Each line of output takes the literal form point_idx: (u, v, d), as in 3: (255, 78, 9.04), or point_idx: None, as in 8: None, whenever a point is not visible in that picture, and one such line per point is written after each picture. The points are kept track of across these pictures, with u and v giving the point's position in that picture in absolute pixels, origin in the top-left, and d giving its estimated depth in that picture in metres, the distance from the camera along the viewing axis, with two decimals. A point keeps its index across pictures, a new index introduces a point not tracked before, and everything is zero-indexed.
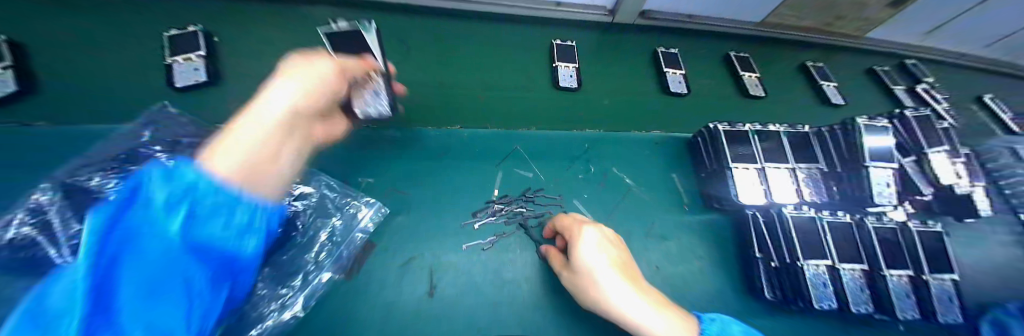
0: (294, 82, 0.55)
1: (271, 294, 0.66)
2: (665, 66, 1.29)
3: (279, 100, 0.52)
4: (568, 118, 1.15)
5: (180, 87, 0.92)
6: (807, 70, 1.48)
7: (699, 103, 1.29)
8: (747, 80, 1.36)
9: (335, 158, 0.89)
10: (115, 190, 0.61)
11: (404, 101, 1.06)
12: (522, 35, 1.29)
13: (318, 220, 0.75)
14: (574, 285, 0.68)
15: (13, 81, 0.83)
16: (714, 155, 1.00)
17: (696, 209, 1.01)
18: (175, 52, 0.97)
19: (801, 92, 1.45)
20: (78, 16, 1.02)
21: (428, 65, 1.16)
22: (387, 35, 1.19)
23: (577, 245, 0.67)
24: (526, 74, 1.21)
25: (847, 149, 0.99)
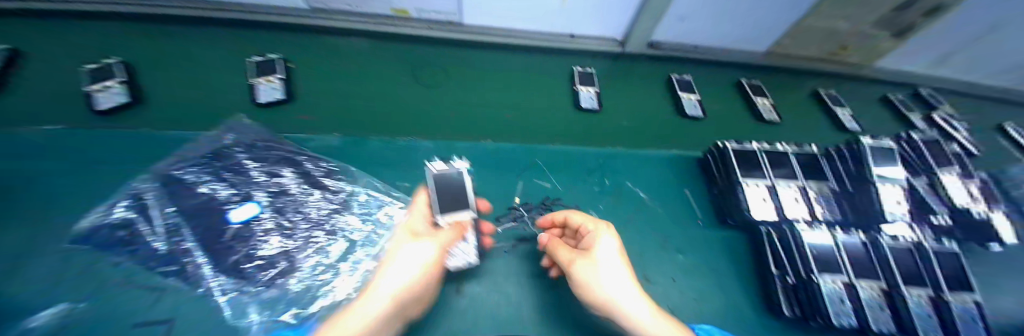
0: (396, 272, 0.66)
1: (320, 281, 0.75)
2: (680, 91, 1.37)
3: (378, 297, 0.62)
4: (589, 136, 1.22)
5: (262, 104, 1.03)
6: (820, 98, 1.53)
7: (712, 126, 1.34)
8: (761, 107, 1.42)
9: (373, 163, 0.98)
10: (202, 187, 0.77)
11: (438, 117, 1.16)
12: (546, 60, 1.40)
13: (364, 213, 0.86)
14: (592, 276, 0.67)
15: (125, 93, 0.98)
16: (724, 172, 1.05)
17: (712, 225, 1.06)
18: (258, 74, 1.09)
19: (816, 117, 1.49)
20: (162, 38, 1.18)
21: (456, 87, 1.25)
22: (424, 58, 1.30)
23: (603, 240, 0.71)
24: (550, 95, 1.31)
25: (855, 168, 1.05)
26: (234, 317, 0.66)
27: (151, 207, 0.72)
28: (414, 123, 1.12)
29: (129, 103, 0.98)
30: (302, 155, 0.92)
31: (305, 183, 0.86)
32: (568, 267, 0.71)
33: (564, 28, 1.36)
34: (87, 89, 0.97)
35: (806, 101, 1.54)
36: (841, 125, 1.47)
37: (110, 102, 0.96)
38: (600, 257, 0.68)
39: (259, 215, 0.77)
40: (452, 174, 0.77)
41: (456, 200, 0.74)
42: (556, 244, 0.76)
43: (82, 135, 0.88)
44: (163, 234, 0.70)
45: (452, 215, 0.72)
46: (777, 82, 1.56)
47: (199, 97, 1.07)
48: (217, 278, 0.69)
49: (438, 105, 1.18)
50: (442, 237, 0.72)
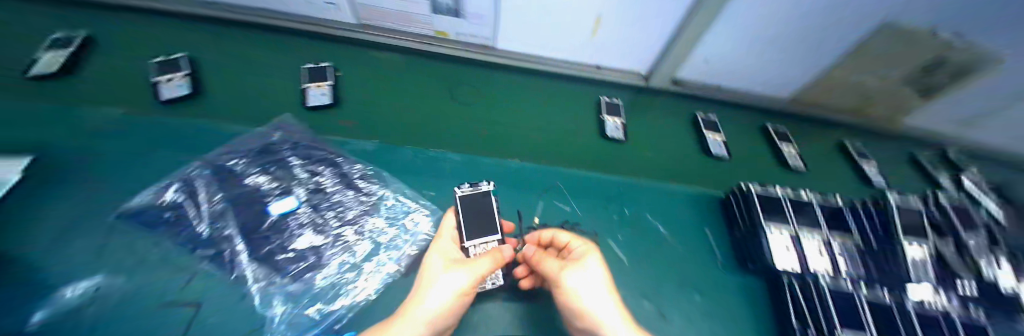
0: (436, 296, 0.67)
1: (344, 279, 0.77)
2: (705, 129, 1.39)
3: (417, 319, 0.65)
4: (612, 164, 1.23)
5: (310, 107, 1.07)
6: (846, 149, 1.55)
7: (731, 168, 1.35)
8: (788, 154, 1.43)
9: (402, 170, 1.02)
10: (250, 178, 0.83)
11: (468, 129, 1.19)
12: (574, 88, 1.46)
13: (391, 217, 0.89)
14: (580, 284, 0.71)
15: (187, 85, 1.08)
16: (747, 216, 1.05)
17: (731, 267, 1.06)
18: (311, 80, 1.15)
19: (839, 169, 1.50)
20: (223, 37, 1.29)
21: (481, 106, 1.28)
22: (458, 75, 1.36)
23: (591, 255, 0.78)
24: (577, 121, 1.35)
25: (882, 224, 1.07)
26: (260, 307, 0.70)
27: (195, 189, 0.78)
28: (441, 136, 1.14)
29: (190, 94, 1.07)
30: (341, 157, 0.97)
31: (341, 184, 0.90)
32: (556, 275, 0.73)
33: (591, 58, 1.39)
34: (155, 79, 1.08)
35: (830, 153, 1.55)
36: (866, 178, 1.47)
37: (174, 93, 1.06)
38: (588, 268, 0.74)
39: (296, 209, 0.81)
40: (478, 200, 0.88)
41: (482, 225, 0.85)
42: (544, 256, 0.79)
43: (163, 125, 1.02)
44: (207, 219, 0.74)
45: (480, 239, 0.83)
46: (805, 130, 1.59)
47: (250, 93, 1.16)
48: (250, 266, 0.72)
49: (469, 120, 1.22)
50: (479, 268, 0.72)
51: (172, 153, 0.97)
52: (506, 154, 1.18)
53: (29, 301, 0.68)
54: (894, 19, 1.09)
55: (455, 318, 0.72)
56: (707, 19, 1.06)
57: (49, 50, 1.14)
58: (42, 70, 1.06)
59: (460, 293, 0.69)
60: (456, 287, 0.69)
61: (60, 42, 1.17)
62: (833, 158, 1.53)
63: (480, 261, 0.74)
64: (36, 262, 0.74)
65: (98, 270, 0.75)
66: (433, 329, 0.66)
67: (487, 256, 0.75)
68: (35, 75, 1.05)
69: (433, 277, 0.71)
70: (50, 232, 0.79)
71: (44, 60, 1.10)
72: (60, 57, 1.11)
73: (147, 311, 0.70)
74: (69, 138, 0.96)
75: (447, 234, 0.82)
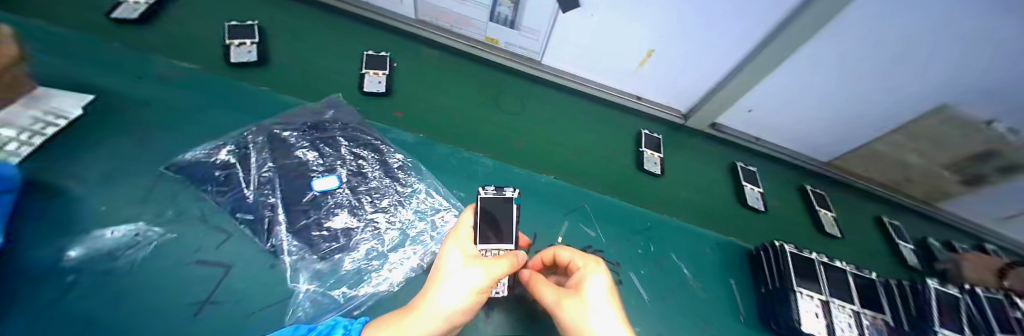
0: (450, 293, 0.60)
1: (370, 265, 0.77)
2: (744, 181, 1.38)
3: (429, 315, 0.58)
4: (641, 196, 1.23)
5: (365, 92, 1.15)
6: (883, 225, 1.51)
7: (756, 221, 1.33)
8: (824, 217, 1.42)
9: (438, 167, 1.03)
10: (297, 150, 0.83)
11: (507, 139, 1.21)
12: (613, 114, 1.46)
13: (422, 212, 0.89)
14: (575, 316, 0.63)
15: (255, 53, 1.17)
16: (777, 276, 1.03)
17: (752, 323, 1.03)
18: (369, 66, 1.22)
19: (870, 242, 1.46)
20: (287, 11, 1.35)
21: (517, 118, 1.29)
22: (503, 84, 1.39)
23: (591, 278, 0.67)
24: (612, 147, 1.35)
25: (916, 307, 1.03)
26: (290, 281, 0.71)
27: (245, 152, 0.80)
28: (480, 141, 1.17)
29: (255, 62, 1.16)
30: (384, 143, 0.97)
31: (381, 171, 0.90)
32: (552, 307, 0.68)
33: (632, 89, 1.39)
34: (227, 42, 1.17)
35: (862, 224, 1.51)
36: (902, 259, 1.43)
37: (243, 58, 1.15)
38: (587, 296, 0.65)
39: (337, 189, 0.81)
40: (500, 206, 0.84)
41: (501, 231, 0.81)
42: (540, 283, 0.75)
43: (231, 88, 1.10)
44: (254, 184, 0.76)
45: (494, 244, 0.79)
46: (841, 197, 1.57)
47: (309, 71, 1.22)
48: (287, 238, 0.73)
49: (510, 130, 1.23)
50: (497, 269, 0.65)
51: (227, 117, 1.03)
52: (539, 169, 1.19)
53: (78, 233, 0.72)
54: (950, 104, 1.06)
55: (467, 319, 0.65)
56: (756, 74, 1.07)
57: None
58: (124, 15, 1.17)
59: (476, 294, 0.62)
60: (472, 285, 0.62)
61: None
62: (860, 229, 1.49)
63: (496, 261, 0.66)
64: (87, 197, 0.79)
65: (140, 214, 0.78)
66: (445, 328, 0.59)
67: (504, 258, 0.68)
68: (116, 18, 1.16)
69: (447, 272, 0.64)
70: (103, 170, 0.84)
71: (128, 5, 1.20)
72: (141, 5, 1.21)
73: (178, 263, 0.73)
74: (136, 86, 1.04)
75: (464, 231, 0.75)
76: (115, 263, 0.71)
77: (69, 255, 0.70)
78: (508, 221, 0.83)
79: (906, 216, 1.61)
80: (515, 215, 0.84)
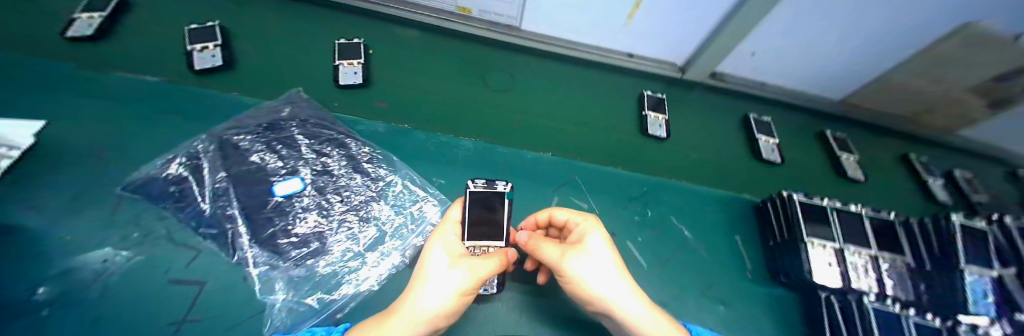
0: (434, 296, 0.55)
1: (347, 267, 0.74)
2: (758, 133, 1.29)
3: (412, 319, 0.53)
4: (643, 162, 1.15)
5: (342, 85, 1.07)
6: (911, 165, 1.42)
7: (765, 173, 1.24)
8: (847, 164, 1.33)
9: (414, 155, 0.97)
10: (253, 156, 0.77)
11: (494, 119, 1.13)
12: (606, 77, 1.35)
13: (398, 206, 0.84)
14: (584, 269, 0.62)
15: (220, 57, 1.10)
16: (786, 228, 0.96)
17: (760, 279, 0.98)
18: (343, 57, 1.13)
19: (891, 181, 1.37)
20: (250, 12, 1.28)
21: (499, 93, 1.20)
22: (484, 59, 1.28)
23: (592, 233, 0.67)
24: (608, 113, 1.26)
25: (939, 246, 0.93)
26: (262, 293, 0.67)
27: (195, 162, 0.74)
28: (463, 123, 1.09)
29: (221, 66, 1.09)
30: (350, 137, 0.91)
31: (348, 167, 0.84)
32: (557, 264, 0.64)
33: (621, 44, 1.27)
34: (189, 47, 1.10)
35: (883, 163, 1.41)
36: (931, 197, 1.36)
37: (207, 63, 1.08)
38: (592, 249, 0.64)
39: (302, 192, 0.76)
40: (488, 201, 0.78)
41: (490, 227, 0.74)
42: (541, 241, 0.69)
43: (193, 97, 1.04)
44: (210, 196, 0.70)
45: (480, 242, 0.74)
46: (862, 139, 1.46)
47: (275, 71, 1.15)
48: (252, 249, 0.68)
49: (498, 109, 1.15)
50: (485, 269, 0.60)
51: (186, 129, 0.97)
52: (532, 146, 1.11)
53: (38, 265, 0.69)
54: (976, 20, 0.94)
55: (451, 320, 0.61)
56: (756, 14, 0.94)
57: (84, 10, 1.15)
58: (79, 32, 1.10)
59: (461, 296, 0.57)
60: (458, 288, 0.57)
61: (95, 2, 1.18)
62: (877, 168, 1.39)
63: (484, 261, 0.62)
64: (44, 228, 0.74)
65: (107, 240, 0.75)
66: (427, 331, 0.55)
67: (492, 257, 0.63)
68: (72, 36, 1.09)
69: (430, 272, 0.59)
70: (63, 198, 0.80)
71: (82, 20, 1.13)
72: (96, 19, 1.13)
73: (152, 286, 0.70)
74: (88, 104, 0.97)
75: (450, 227, 0.70)
76: (86, 292, 0.67)
77: (36, 299, 0.65)
78: (497, 216, 0.77)
79: (930, 151, 1.50)
80: (507, 212, 0.79)
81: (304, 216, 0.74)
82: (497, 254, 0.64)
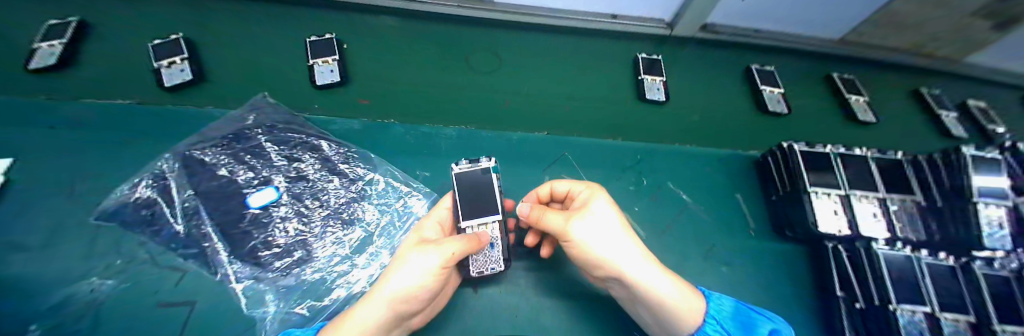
0: (401, 279, 0.51)
1: (335, 271, 0.72)
2: (762, 84, 1.22)
3: (382, 303, 0.50)
4: (641, 130, 1.10)
5: (319, 86, 1.00)
6: (922, 98, 1.35)
7: (769, 126, 1.19)
8: (856, 105, 1.27)
9: (395, 150, 0.93)
10: (221, 171, 0.75)
11: (481, 103, 1.07)
12: (596, 43, 1.26)
13: (381, 204, 0.82)
14: (589, 233, 0.59)
15: (189, 70, 1.01)
16: (788, 180, 0.92)
17: (765, 236, 0.95)
18: (316, 55, 1.05)
19: (903, 119, 1.31)
20: (204, 15, 1.18)
21: (484, 75, 1.13)
22: (464, 40, 1.20)
23: (597, 199, 0.65)
24: (601, 81, 1.18)
25: (950, 179, 0.84)
26: (251, 307, 0.66)
27: (162, 181, 0.72)
28: (450, 111, 1.04)
29: (193, 80, 1.01)
30: (321, 138, 0.87)
31: (323, 170, 0.82)
32: (564, 231, 0.61)
33: (605, 7, 1.16)
34: (156, 64, 1.02)
35: (893, 101, 1.35)
36: (945, 131, 1.30)
37: (177, 79, 1.00)
38: (597, 213, 0.62)
39: (278, 201, 0.75)
40: (475, 180, 0.74)
41: (478, 213, 0.71)
42: (544, 210, 0.64)
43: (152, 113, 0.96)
44: (182, 216, 0.69)
45: (479, 219, 0.71)
46: (871, 79, 1.38)
47: (242, 76, 1.07)
48: (233, 265, 0.68)
49: (485, 93, 1.09)
50: (452, 247, 0.55)
51: (152, 146, 0.90)
52: (523, 127, 1.05)
53: (16, 305, 0.65)
54: None
55: (424, 305, 0.57)
56: None
57: (44, 38, 1.04)
58: (43, 63, 0.99)
59: (430, 278, 0.53)
60: (426, 270, 0.52)
61: (53, 29, 1.06)
62: (887, 108, 1.32)
63: (452, 239, 0.57)
64: (19, 266, 0.70)
65: (90, 270, 0.71)
66: (395, 316, 0.52)
67: (462, 236, 0.58)
68: (37, 68, 0.98)
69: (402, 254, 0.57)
70: (27, 233, 0.75)
71: (43, 50, 1.02)
72: (57, 47, 1.02)
73: (141, 309, 0.67)
74: (35, 131, 0.89)
75: (429, 225, 0.68)
76: (75, 323, 0.64)
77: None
78: (488, 199, 0.73)
79: (942, 83, 1.42)
80: (497, 187, 0.74)
81: (283, 227, 0.73)
82: (466, 235, 0.59)
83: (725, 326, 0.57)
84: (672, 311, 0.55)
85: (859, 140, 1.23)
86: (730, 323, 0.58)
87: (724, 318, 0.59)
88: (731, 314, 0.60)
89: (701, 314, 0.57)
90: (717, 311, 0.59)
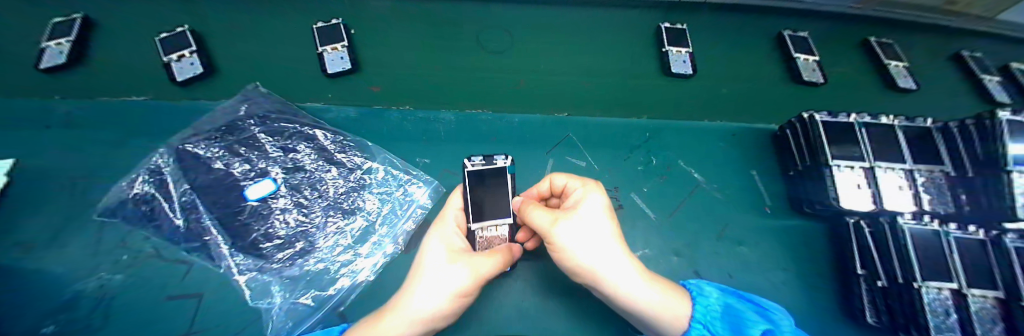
0: (430, 296, 0.51)
1: (337, 261, 0.72)
2: (795, 52, 1.14)
3: (407, 315, 0.51)
4: (659, 107, 1.03)
5: (330, 74, 0.93)
6: (963, 62, 1.25)
7: (795, 98, 1.12)
8: (894, 71, 1.18)
9: (395, 138, 0.90)
10: (217, 165, 0.73)
11: (492, 84, 1.01)
12: (614, 12, 1.14)
13: (382, 192, 0.80)
14: (573, 237, 0.56)
15: (200, 63, 0.92)
16: (809, 152, 0.86)
17: (780, 213, 0.91)
18: (323, 42, 0.97)
19: (940, 85, 1.22)
20: None
21: (491, 53, 1.05)
22: (468, 13, 1.09)
23: (590, 199, 0.62)
24: (617, 55, 1.10)
25: (983, 150, 0.77)
26: (255, 299, 0.66)
27: (158, 176, 0.71)
28: (456, 94, 0.98)
29: (205, 74, 0.92)
30: (316, 127, 0.85)
31: (320, 159, 0.81)
32: (547, 232, 0.59)
33: None
34: (165, 58, 0.92)
35: (929, 66, 1.25)
36: (987, 96, 1.21)
37: (188, 73, 0.91)
38: (585, 215, 0.59)
39: (276, 192, 0.74)
40: (485, 180, 0.73)
41: (484, 204, 0.71)
42: (531, 208, 0.62)
43: (135, 107, 0.90)
44: (181, 211, 0.68)
45: (491, 221, 0.71)
46: (906, 43, 1.28)
47: (224, 60, 0.98)
48: (235, 257, 0.67)
49: (495, 73, 1.02)
50: (485, 266, 0.55)
51: (147, 143, 0.86)
52: (535, 107, 1.00)
53: (30, 301, 0.66)
54: None
55: (453, 318, 0.57)
56: None
57: (49, 37, 0.94)
58: (52, 62, 0.90)
59: (460, 296, 0.53)
60: (456, 287, 0.52)
61: (58, 26, 0.96)
62: (924, 74, 1.23)
63: (485, 257, 0.57)
64: (25, 264, 0.70)
65: (97, 266, 0.71)
66: (426, 329, 0.52)
67: (494, 253, 0.58)
68: (47, 68, 0.90)
69: (426, 266, 0.56)
70: (30, 233, 0.74)
71: (52, 49, 0.92)
72: (65, 45, 0.92)
73: (153, 303, 0.68)
74: (23, 130, 0.85)
75: (450, 221, 0.67)
76: (92, 319, 0.66)
77: (43, 333, 0.63)
78: (495, 189, 0.73)
79: (985, 45, 1.32)
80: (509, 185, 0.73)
81: (281, 220, 0.72)
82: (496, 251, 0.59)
83: (712, 328, 0.55)
84: (653, 317, 0.55)
85: (891, 109, 1.15)
86: (717, 324, 0.56)
87: (711, 320, 0.56)
88: (719, 313, 0.58)
89: (685, 318, 0.56)
90: (704, 313, 0.57)
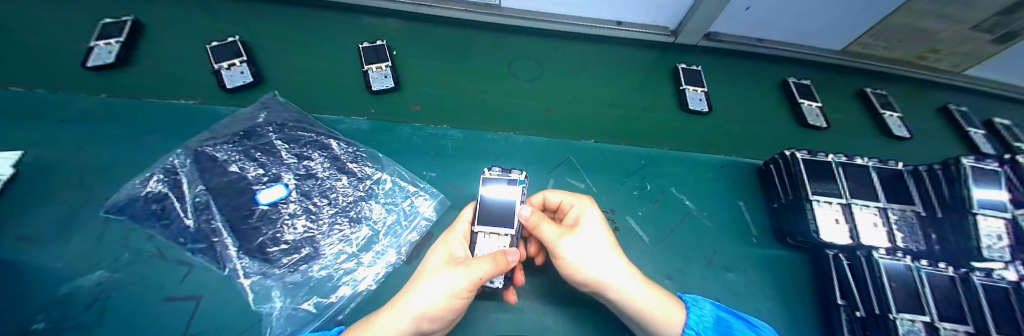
0: (427, 295, 0.53)
1: (339, 268, 0.73)
2: (800, 97, 1.24)
3: (404, 311, 0.52)
4: (672, 139, 1.10)
5: (375, 91, 0.99)
6: (951, 116, 1.36)
7: (798, 139, 1.20)
8: (890, 120, 1.28)
9: (406, 152, 0.94)
10: (233, 168, 0.77)
11: (519, 110, 1.06)
12: (627, 50, 1.25)
13: (389, 203, 0.83)
14: (579, 250, 0.62)
15: (250, 72, 0.97)
16: (791, 186, 0.93)
17: (766, 242, 0.96)
18: (369, 60, 1.03)
19: (925, 134, 1.32)
20: (219, 8, 1.12)
21: (519, 80, 1.12)
22: (497, 44, 1.18)
23: (588, 213, 0.67)
24: (632, 88, 1.18)
25: (950, 193, 0.84)
26: (257, 303, 0.66)
27: (173, 175, 0.74)
28: (485, 117, 1.03)
29: (253, 83, 0.96)
30: (330, 137, 0.89)
31: (332, 168, 0.84)
32: (555, 245, 0.64)
33: (609, 14, 1.14)
34: (216, 66, 0.97)
35: (914, 117, 1.36)
36: (973, 147, 1.31)
37: (238, 81, 0.96)
38: (586, 230, 0.65)
39: (287, 198, 0.77)
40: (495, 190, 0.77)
41: (487, 216, 0.74)
42: (541, 219, 0.66)
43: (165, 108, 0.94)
44: (193, 211, 0.70)
45: (491, 228, 0.73)
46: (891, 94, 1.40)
47: (263, 70, 1.02)
48: (241, 259, 0.68)
49: (522, 99, 1.08)
50: (479, 271, 0.56)
51: (171, 144, 0.89)
52: (558, 133, 1.06)
53: (27, 296, 0.64)
54: None
55: (448, 320, 0.58)
56: None
57: (100, 36, 0.99)
58: (101, 60, 0.94)
59: (451, 296, 0.54)
60: (447, 288, 0.54)
61: (109, 27, 1.01)
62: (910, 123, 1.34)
63: (478, 260, 0.57)
64: (25, 258, 0.68)
65: (99, 263, 0.70)
66: (420, 328, 0.53)
67: (488, 257, 0.58)
68: (95, 66, 0.94)
69: (429, 271, 0.58)
70: (37, 227, 0.73)
71: (100, 48, 0.97)
72: (114, 45, 0.97)
73: (148, 304, 0.66)
74: (56, 123, 0.87)
75: (460, 228, 0.71)
76: (80, 317, 0.64)
77: (34, 329, 0.61)
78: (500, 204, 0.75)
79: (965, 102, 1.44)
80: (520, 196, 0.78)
81: (290, 224, 0.74)
82: (491, 254, 0.58)
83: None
84: (655, 322, 0.60)
85: (882, 153, 1.24)
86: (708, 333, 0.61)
87: (703, 327, 0.62)
88: (710, 323, 0.63)
89: (679, 324, 0.60)
90: (697, 322, 0.62)
